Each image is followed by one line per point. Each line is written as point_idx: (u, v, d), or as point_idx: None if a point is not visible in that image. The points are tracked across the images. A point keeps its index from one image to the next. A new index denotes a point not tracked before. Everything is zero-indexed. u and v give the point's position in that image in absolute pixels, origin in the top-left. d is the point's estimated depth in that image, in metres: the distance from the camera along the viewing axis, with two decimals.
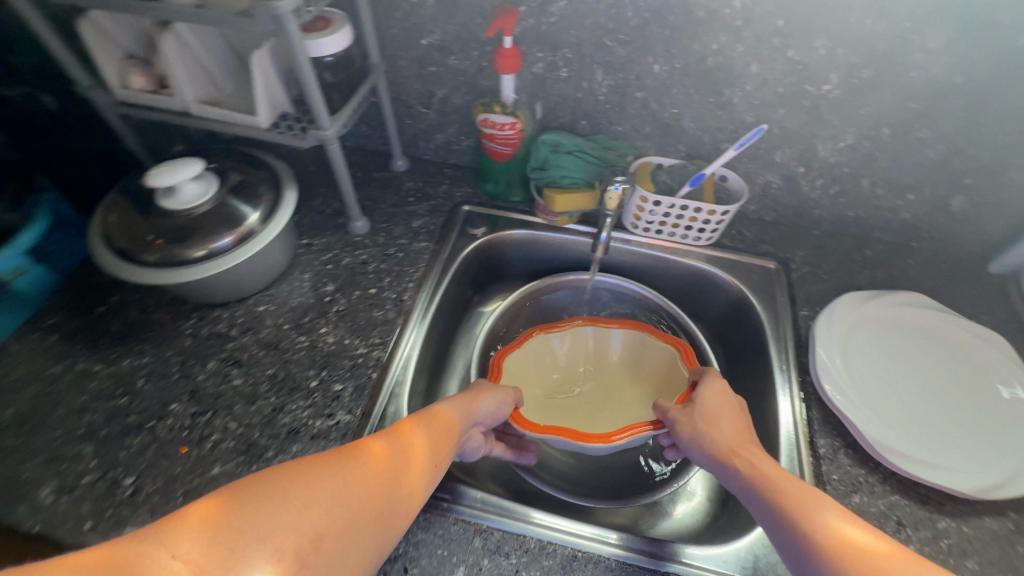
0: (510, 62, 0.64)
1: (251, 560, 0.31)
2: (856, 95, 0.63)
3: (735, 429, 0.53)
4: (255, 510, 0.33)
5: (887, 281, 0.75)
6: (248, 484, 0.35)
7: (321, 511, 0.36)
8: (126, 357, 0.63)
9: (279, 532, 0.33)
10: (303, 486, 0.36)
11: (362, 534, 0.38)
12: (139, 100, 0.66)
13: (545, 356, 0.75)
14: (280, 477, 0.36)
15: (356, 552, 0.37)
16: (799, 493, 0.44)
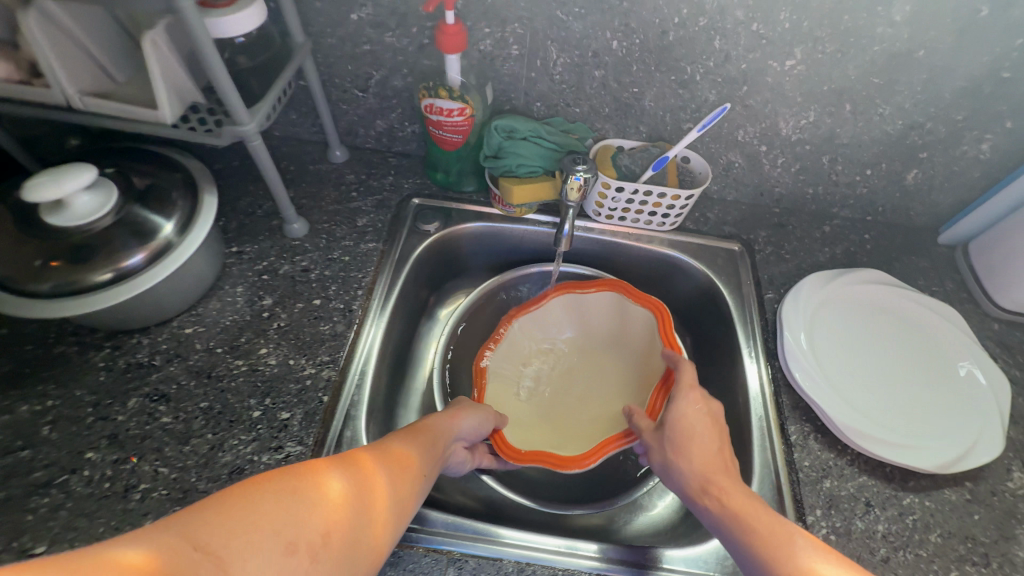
0: (454, 40, 0.57)
1: (266, 555, 0.29)
2: (818, 71, 0.61)
3: (708, 448, 0.51)
4: (260, 506, 0.31)
5: (846, 257, 0.75)
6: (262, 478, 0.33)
7: (322, 510, 0.34)
8: (26, 402, 0.55)
9: (288, 528, 0.31)
10: (306, 485, 0.34)
11: (361, 539, 0.36)
12: (7, 93, 0.54)
13: (523, 338, 0.72)
14: (282, 478, 0.34)
15: (361, 548, 0.35)
16: (762, 520, 0.43)
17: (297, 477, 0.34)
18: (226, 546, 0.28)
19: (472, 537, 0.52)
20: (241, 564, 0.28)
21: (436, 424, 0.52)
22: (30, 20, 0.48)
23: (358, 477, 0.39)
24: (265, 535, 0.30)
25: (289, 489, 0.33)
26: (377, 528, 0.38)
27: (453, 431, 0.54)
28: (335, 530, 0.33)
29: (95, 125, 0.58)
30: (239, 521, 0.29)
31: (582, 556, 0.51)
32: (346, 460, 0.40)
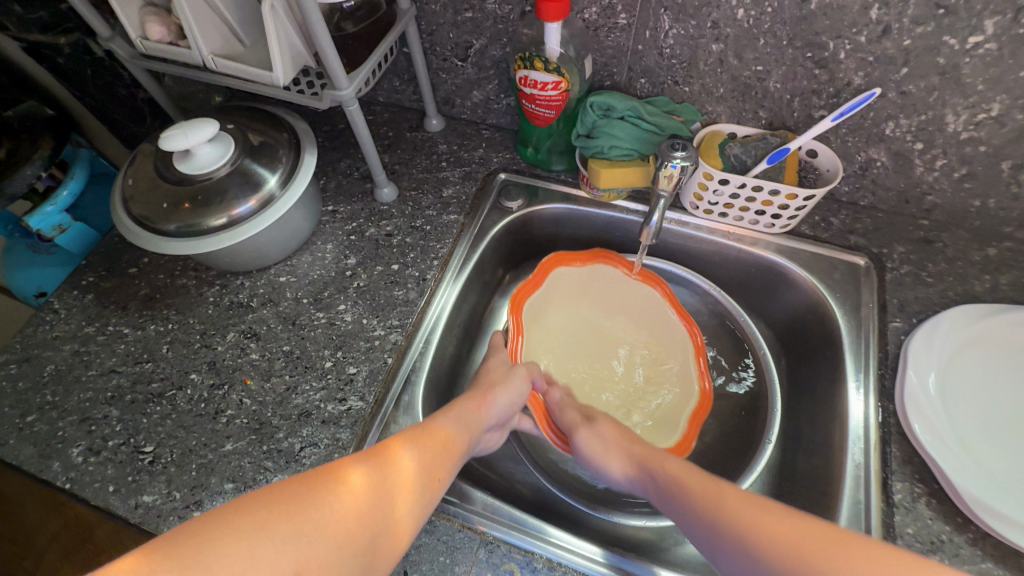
0: (556, 8, 0.53)
1: None
2: (1015, 51, 0.47)
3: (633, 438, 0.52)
4: (209, 553, 0.27)
5: (1014, 290, 0.60)
6: (221, 518, 0.28)
7: (299, 551, 0.29)
8: (153, 323, 0.64)
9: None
10: (281, 516, 0.30)
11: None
12: (159, 52, 0.62)
13: (559, 292, 0.70)
14: (254, 506, 0.30)
15: None
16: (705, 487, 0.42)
17: (271, 504, 0.30)
18: None
19: (507, 523, 0.51)
20: None
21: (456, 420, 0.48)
22: None
23: (366, 494, 0.35)
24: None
25: (258, 522, 0.29)
26: (369, 563, 0.33)
27: (477, 424, 0.50)
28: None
29: (225, 85, 0.64)
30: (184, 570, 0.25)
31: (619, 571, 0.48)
32: (357, 471, 0.36)
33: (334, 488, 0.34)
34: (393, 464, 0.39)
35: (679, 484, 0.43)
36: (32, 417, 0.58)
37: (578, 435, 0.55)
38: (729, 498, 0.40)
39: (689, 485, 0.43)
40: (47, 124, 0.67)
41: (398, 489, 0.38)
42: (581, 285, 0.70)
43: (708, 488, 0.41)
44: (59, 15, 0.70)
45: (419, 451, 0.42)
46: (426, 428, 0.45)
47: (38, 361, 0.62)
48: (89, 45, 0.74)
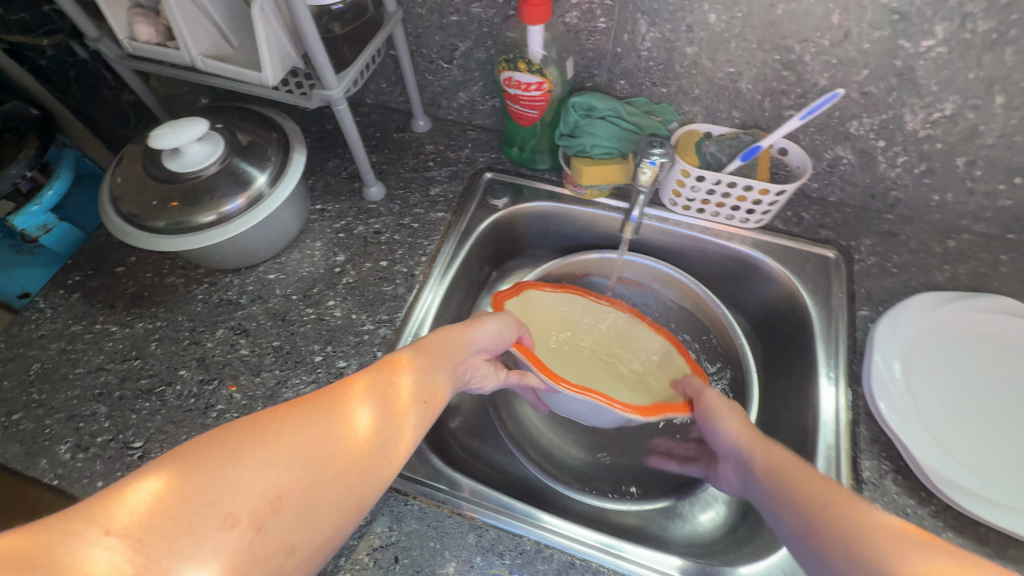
0: (538, 11, 0.55)
1: (199, 531, 0.28)
2: (965, 54, 0.51)
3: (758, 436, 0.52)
4: (195, 478, 0.30)
5: (971, 280, 0.64)
6: (201, 447, 0.31)
7: (276, 475, 0.32)
8: (141, 320, 0.64)
9: (228, 500, 0.30)
10: (260, 443, 0.33)
11: (330, 493, 0.35)
12: (146, 53, 0.62)
13: (535, 313, 0.68)
14: (231, 437, 0.32)
15: (328, 504, 0.34)
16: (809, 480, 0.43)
17: (247, 435, 0.33)
18: (148, 532, 0.27)
19: (495, 508, 0.52)
20: (167, 547, 0.27)
21: (439, 342, 0.51)
22: None
23: (346, 428, 0.37)
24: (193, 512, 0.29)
25: (236, 450, 0.32)
26: (358, 478, 0.37)
27: (462, 345, 0.52)
28: (289, 496, 0.32)
29: (214, 85, 0.65)
30: (167, 497, 0.28)
31: (604, 550, 0.50)
32: (336, 406, 0.38)
33: (314, 421, 0.36)
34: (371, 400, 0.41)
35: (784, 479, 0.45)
36: (17, 416, 0.58)
37: (707, 392, 0.58)
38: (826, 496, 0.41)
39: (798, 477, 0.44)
40: (33, 125, 0.66)
41: (381, 421, 0.40)
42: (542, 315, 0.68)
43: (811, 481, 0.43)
44: (41, 17, 0.71)
45: (408, 387, 0.44)
46: (405, 360, 0.47)
47: (24, 360, 0.61)
48: (72, 47, 0.74)
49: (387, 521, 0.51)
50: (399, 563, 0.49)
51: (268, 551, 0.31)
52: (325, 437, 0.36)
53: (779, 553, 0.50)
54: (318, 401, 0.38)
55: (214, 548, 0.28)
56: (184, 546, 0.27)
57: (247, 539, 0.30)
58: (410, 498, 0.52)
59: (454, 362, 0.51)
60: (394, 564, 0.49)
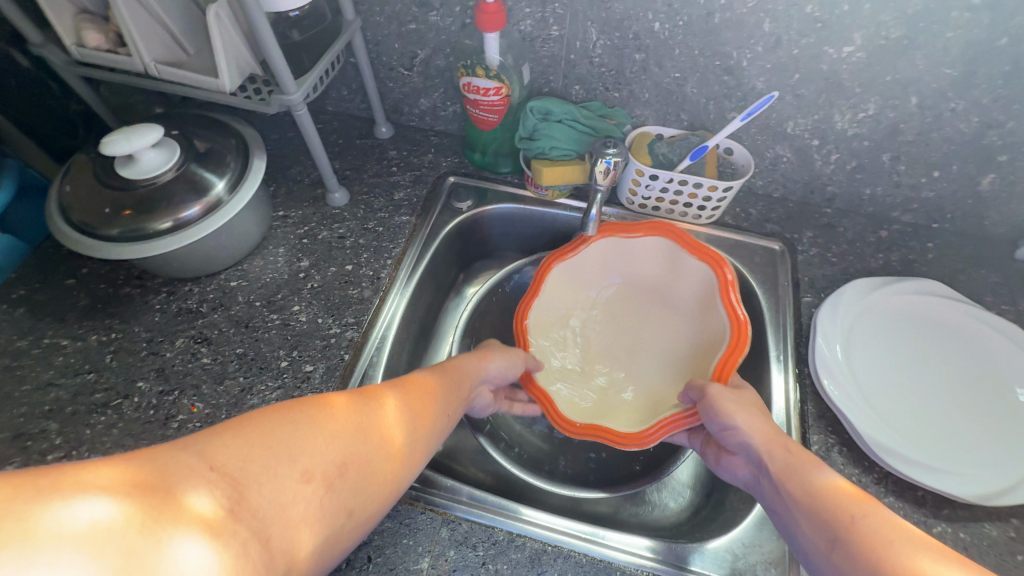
0: (493, 19, 0.58)
1: (283, 479, 0.32)
2: (882, 59, 0.56)
3: (774, 437, 0.49)
4: (280, 434, 0.34)
5: (902, 266, 0.69)
6: (282, 411, 0.36)
7: (343, 446, 0.37)
8: (94, 333, 0.62)
9: (305, 460, 0.34)
10: (329, 416, 0.38)
11: (380, 473, 0.40)
12: (95, 59, 0.61)
13: (559, 284, 0.68)
14: (309, 407, 0.37)
15: (378, 482, 0.39)
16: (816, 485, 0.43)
17: (321, 407, 0.38)
18: (244, 471, 0.31)
19: (466, 502, 0.53)
20: (259, 487, 0.31)
21: (464, 364, 0.55)
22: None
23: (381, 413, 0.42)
24: (277, 467, 0.32)
25: (313, 417, 0.37)
26: (401, 466, 0.42)
27: (480, 373, 0.56)
28: (351, 464, 0.37)
29: (169, 92, 0.64)
30: (254, 447, 0.32)
31: (576, 537, 0.51)
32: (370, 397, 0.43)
33: (372, 409, 0.42)
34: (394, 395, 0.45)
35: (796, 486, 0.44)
36: None
37: (711, 390, 0.53)
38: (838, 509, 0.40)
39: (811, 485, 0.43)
40: None
41: (411, 410, 0.45)
42: (568, 284, 0.69)
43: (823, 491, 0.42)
44: None
45: (438, 390, 0.49)
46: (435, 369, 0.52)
47: None
48: (13, 55, 0.74)
49: None
50: (372, 562, 0.49)
51: (330, 508, 0.35)
52: (366, 417, 0.40)
53: (740, 528, 0.52)
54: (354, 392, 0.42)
55: (295, 496, 0.33)
56: (269, 489, 0.31)
57: (318, 494, 0.34)
58: None
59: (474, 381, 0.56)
60: (367, 564, 0.49)
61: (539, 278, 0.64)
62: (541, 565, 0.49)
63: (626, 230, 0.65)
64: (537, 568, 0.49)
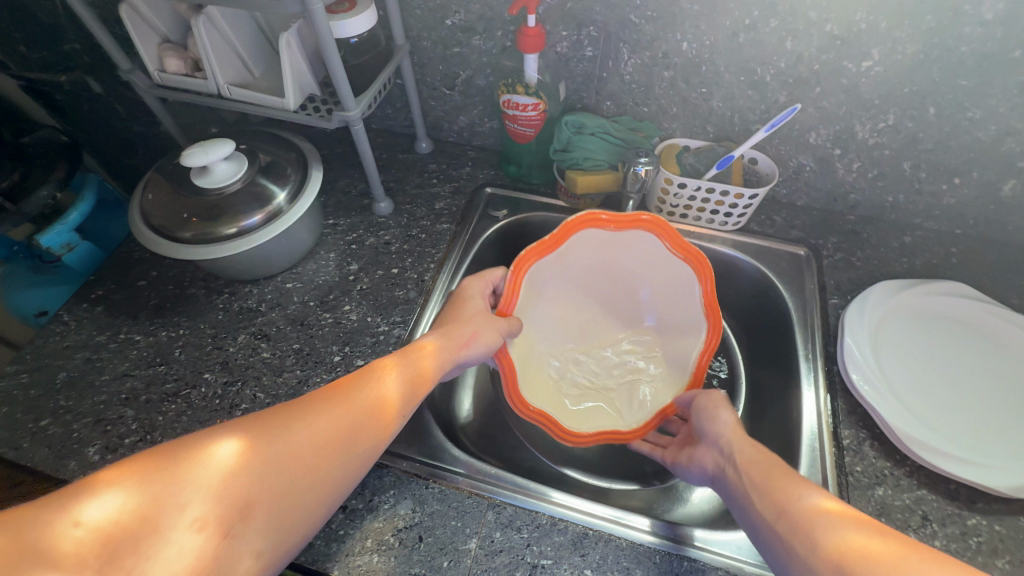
0: (533, 41, 0.63)
1: (168, 529, 0.31)
2: (899, 72, 0.60)
3: (737, 439, 0.51)
4: (165, 480, 0.33)
5: (926, 269, 0.71)
6: (176, 449, 0.35)
7: (249, 483, 0.35)
8: (164, 329, 0.67)
9: (197, 506, 0.33)
10: (229, 449, 0.36)
11: (300, 501, 0.38)
12: (174, 83, 0.68)
13: (583, 248, 0.67)
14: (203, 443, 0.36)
15: (298, 514, 0.37)
16: (768, 480, 0.45)
17: (218, 442, 0.36)
18: (116, 527, 0.30)
19: (510, 488, 0.56)
20: (140, 546, 0.30)
21: (427, 355, 0.53)
22: (200, 25, 0.61)
23: (313, 427, 0.41)
24: (248, 492, 0.35)
25: (206, 453, 0.35)
26: (332, 489, 0.40)
27: (450, 358, 0.55)
28: (261, 501, 0.35)
29: (236, 111, 0.70)
30: (135, 499, 0.32)
31: (613, 521, 0.53)
32: (353, 387, 0.45)
33: (289, 429, 0.39)
34: (363, 390, 0.46)
35: (746, 485, 0.46)
36: (45, 421, 0.60)
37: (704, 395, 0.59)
38: (782, 502, 0.43)
39: (760, 480, 0.45)
40: (60, 150, 0.72)
41: (341, 427, 0.42)
42: (595, 251, 0.68)
43: (772, 484, 0.44)
44: (65, 55, 0.80)
45: (384, 396, 0.47)
46: (392, 367, 0.50)
47: (50, 369, 0.64)
48: (88, 83, 0.84)
49: (409, 504, 0.54)
50: (423, 541, 0.52)
51: (237, 553, 0.34)
52: (343, 418, 0.43)
53: None
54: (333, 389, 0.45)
55: (189, 548, 0.31)
56: (154, 542, 0.31)
57: (218, 541, 0.33)
58: (429, 482, 0.56)
59: (439, 368, 0.54)
60: (419, 543, 0.52)
61: (563, 231, 0.64)
62: (583, 547, 0.52)
63: (678, 237, 0.64)
64: (579, 550, 0.51)
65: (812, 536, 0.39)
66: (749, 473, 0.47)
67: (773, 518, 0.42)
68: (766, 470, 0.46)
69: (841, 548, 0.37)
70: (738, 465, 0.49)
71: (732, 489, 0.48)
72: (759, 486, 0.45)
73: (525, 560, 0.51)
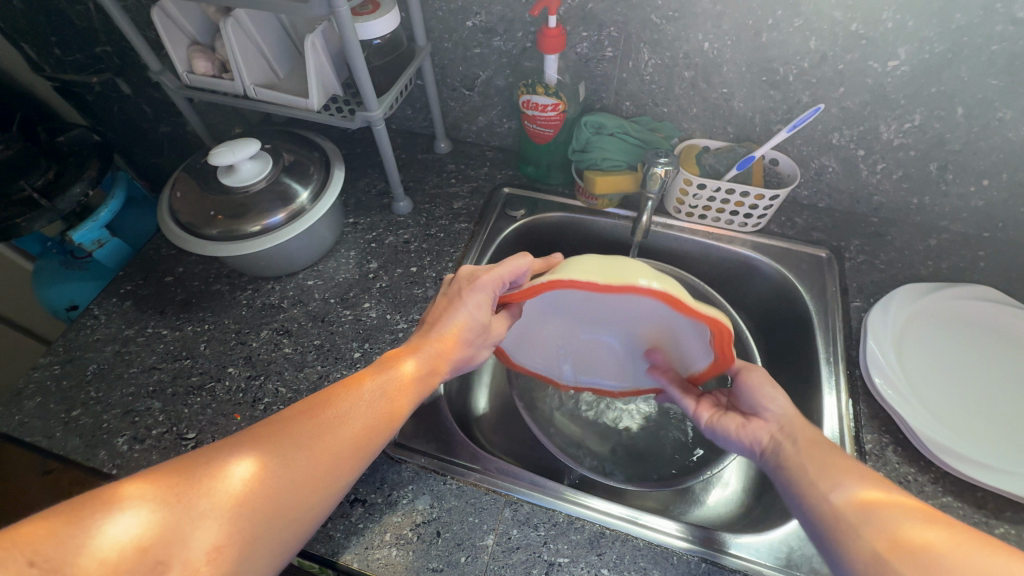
0: (554, 42, 0.63)
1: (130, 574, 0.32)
2: (927, 71, 0.59)
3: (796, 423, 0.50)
4: (133, 520, 0.33)
5: (952, 273, 0.70)
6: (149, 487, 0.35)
7: (215, 528, 0.35)
8: (190, 324, 0.69)
9: (161, 551, 0.33)
10: (198, 491, 0.36)
11: (268, 543, 0.38)
12: (202, 84, 0.70)
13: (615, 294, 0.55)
14: (176, 482, 0.36)
15: (265, 555, 0.38)
16: (827, 464, 0.45)
17: (190, 482, 0.36)
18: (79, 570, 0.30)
19: (528, 486, 0.56)
20: None
21: (425, 374, 0.51)
22: (229, 27, 0.62)
23: (286, 467, 0.40)
24: (252, 517, 0.37)
25: (178, 494, 0.36)
26: (301, 528, 0.40)
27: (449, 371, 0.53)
28: (227, 546, 0.36)
29: (261, 111, 0.72)
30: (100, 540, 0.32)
31: (630, 521, 0.53)
32: (352, 403, 0.45)
33: (262, 469, 0.39)
34: (347, 418, 0.44)
35: (800, 465, 0.46)
36: (76, 412, 0.62)
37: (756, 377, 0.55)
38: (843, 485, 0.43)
39: (818, 463, 0.45)
40: (92, 150, 0.74)
41: (314, 468, 0.41)
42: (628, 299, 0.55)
43: (830, 468, 0.44)
44: (95, 58, 0.81)
45: (366, 428, 0.45)
46: (381, 391, 0.47)
47: (81, 361, 0.66)
48: (118, 84, 0.85)
49: (427, 499, 0.55)
50: (441, 536, 0.52)
51: None
52: (327, 448, 0.42)
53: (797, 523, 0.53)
54: (329, 406, 0.44)
55: None
56: None
57: None
58: (447, 478, 0.56)
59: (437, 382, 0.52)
60: (437, 538, 0.52)
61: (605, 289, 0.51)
62: (600, 547, 0.52)
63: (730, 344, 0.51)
64: (596, 550, 0.51)
65: (874, 520, 0.39)
66: (808, 459, 0.46)
67: (831, 498, 0.42)
68: (827, 458, 0.45)
69: (912, 537, 0.37)
70: (793, 447, 0.48)
71: (777, 466, 0.48)
72: (816, 465, 0.45)
73: (541, 558, 0.51)
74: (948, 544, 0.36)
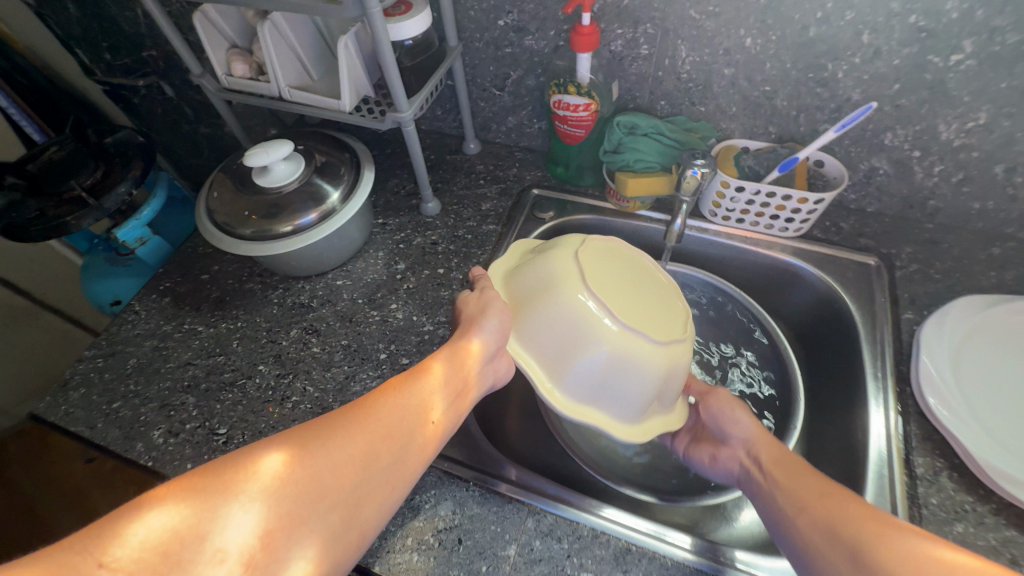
0: (587, 40, 0.61)
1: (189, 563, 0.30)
2: (996, 66, 0.54)
3: (768, 450, 0.52)
4: (184, 511, 0.31)
5: (1018, 285, 0.65)
6: (195, 478, 0.33)
7: (270, 513, 0.33)
8: (224, 321, 0.71)
9: (217, 538, 0.31)
10: (246, 477, 0.34)
11: (326, 530, 0.36)
12: (239, 86, 0.71)
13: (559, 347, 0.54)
14: (220, 472, 0.34)
15: (325, 542, 0.35)
16: (794, 484, 0.46)
17: (236, 470, 0.34)
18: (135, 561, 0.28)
19: (551, 496, 0.54)
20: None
21: (452, 371, 0.50)
22: (265, 31, 0.63)
23: (333, 454, 0.38)
24: (305, 502, 0.35)
25: (226, 482, 0.34)
26: (356, 516, 0.38)
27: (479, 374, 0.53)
28: (283, 533, 0.33)
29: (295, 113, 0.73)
30: (152, 530, 0.30)
31: (656, 538, 0.51)
32: (386, 399, 0.44)
33: (307, 454, 0.37)
34: (386, 409, 0.43)
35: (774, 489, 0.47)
36: (117, 404, 0.64)
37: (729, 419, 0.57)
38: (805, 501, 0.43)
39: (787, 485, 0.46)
40: (136, 151, 0.77)
41: (360, 454, 0.40)
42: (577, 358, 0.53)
43: (795, 487, 0.45)
44: (143, 62, 0.84)
45: (405, 420, 0.44)
46: (415, 386, 0.47)
47: (121, 355, 0.69)
48: (162, 87, 0.88)
49: (449, 505, 0.54)
50: (463, 544, 0.52)
51: None
52: (369, 434, 0.41)
53: None
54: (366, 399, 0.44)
55: None
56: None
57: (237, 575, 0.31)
58: (469, 484, 0.56)
59: (469, 380, 0.52)
60: (458, 545, 0.51)
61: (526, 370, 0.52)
62: (626, 563, 0.50)
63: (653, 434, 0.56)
64: (621, 566, 0.50)
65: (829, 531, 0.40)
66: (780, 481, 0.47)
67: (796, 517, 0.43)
68: (797, 476, 0.47)
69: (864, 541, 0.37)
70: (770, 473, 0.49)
71: (757, 493, 0.49)
72: (783, 487, 0.46)
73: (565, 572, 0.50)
74: (903, 550, 0.35)
